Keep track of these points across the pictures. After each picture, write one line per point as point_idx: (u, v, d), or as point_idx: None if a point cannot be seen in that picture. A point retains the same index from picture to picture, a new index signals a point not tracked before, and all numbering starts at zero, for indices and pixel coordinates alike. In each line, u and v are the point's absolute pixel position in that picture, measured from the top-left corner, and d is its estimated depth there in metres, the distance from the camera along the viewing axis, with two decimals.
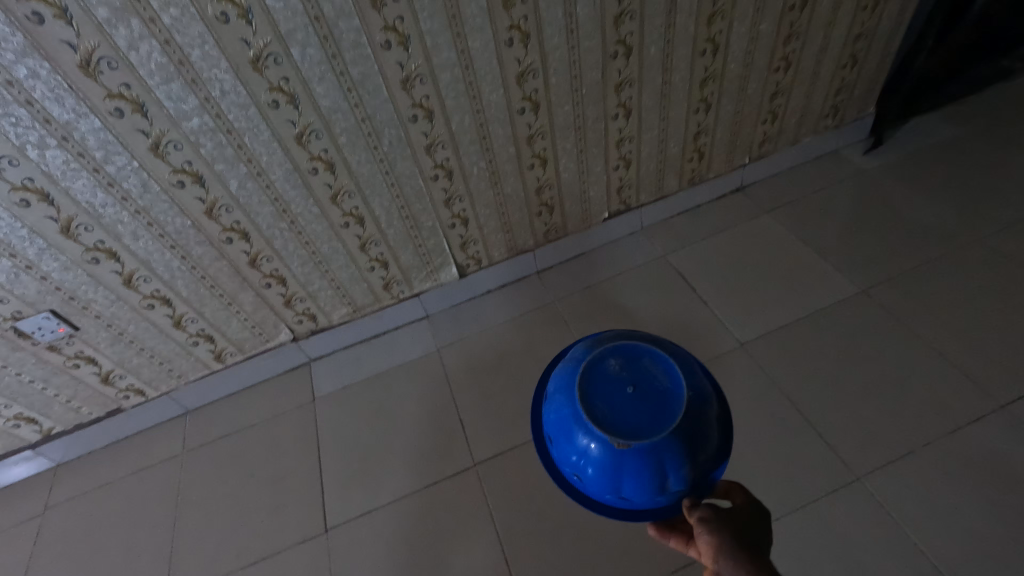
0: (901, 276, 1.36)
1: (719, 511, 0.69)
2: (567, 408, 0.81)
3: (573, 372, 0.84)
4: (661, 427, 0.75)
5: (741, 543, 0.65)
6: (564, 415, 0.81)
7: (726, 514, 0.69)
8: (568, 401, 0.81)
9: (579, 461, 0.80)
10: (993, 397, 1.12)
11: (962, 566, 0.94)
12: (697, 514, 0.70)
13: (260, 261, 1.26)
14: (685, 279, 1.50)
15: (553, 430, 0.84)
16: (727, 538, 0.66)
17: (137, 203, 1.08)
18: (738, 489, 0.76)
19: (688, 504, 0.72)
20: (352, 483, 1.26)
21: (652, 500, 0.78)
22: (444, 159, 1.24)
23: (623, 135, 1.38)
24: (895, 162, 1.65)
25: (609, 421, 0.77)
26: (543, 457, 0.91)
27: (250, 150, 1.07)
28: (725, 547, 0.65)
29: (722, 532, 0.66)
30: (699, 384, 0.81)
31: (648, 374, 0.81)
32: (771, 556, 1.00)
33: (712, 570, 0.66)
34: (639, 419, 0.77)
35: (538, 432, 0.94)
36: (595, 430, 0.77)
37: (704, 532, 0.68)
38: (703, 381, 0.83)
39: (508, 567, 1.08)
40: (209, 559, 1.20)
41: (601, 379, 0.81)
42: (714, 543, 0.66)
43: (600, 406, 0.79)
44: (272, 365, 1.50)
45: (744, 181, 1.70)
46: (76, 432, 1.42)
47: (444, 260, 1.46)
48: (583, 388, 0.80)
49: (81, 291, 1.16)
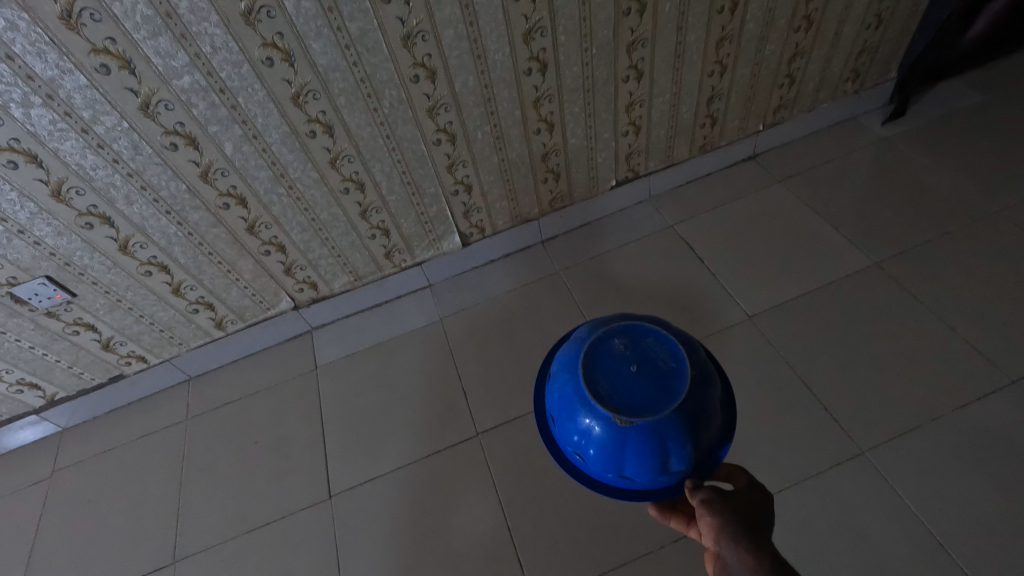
0: (916, 248, 1.33)
1: (721, 492, 0.68)
2: (569, 385, 0.78)
3: (576, 350, 0.80)
4: (666, 406, 0.72)
5: (743, 524, 0.64)
6: (566, 393, 0.78)
7: (728, 495, 0.68)
8: (572, 378, 0.78)
9: (580, 439, 0.77)
10: (1004, 372, 1.10)
11: (964, 539, 0.94)
12: (698, 496, 0.69)
13: (258, 227, 1.23)
14: (693, 250, 1.46)
15: (554, 408, 0.81)
16: (728, 520, 0.64)
17: (129, 165, 1.04)
18: (741, 473, 0.74)
19: (691, 486, 0.70)
20: (356, 451, 1.27)
21: (653, 481, 0.76)
22: (447, 122, 1.19)
23: (634, 99, 1.32)
24: (916, 130, 1.58)
25: (613, 399, 0.74)
26: (543, 436, 0.88)
27: (244, 111, 1.03)
28: (727, 529, 0.64)
29: (724, 514, 0.65)
30: (705, 364, 0.78)
31: (653, 352, 0.78)
32: (771, 534, 1.00)
33: (712, 552, 0.65)
34: (643, 397, 0.74)
35: (539, 410, 0.91)
36: (598, 408, 0.74)
37: (706, 513, 0.67)
38: (708, 361, 0.80)
39: (511, 533, 1.09)
40: (215, 522, 1.22)
41: (606, 356, 0.78)
42: (715, 525, 0.65)
43: (604, 384, 0.76)
44: (273, 333, 1.49)
45: (757, 149, 1.64)
46: (80, 398, 1.42)
47: (447, 228, 1.43)
48: (586, 365, 0.77)
49: (76, 257, 1.14)
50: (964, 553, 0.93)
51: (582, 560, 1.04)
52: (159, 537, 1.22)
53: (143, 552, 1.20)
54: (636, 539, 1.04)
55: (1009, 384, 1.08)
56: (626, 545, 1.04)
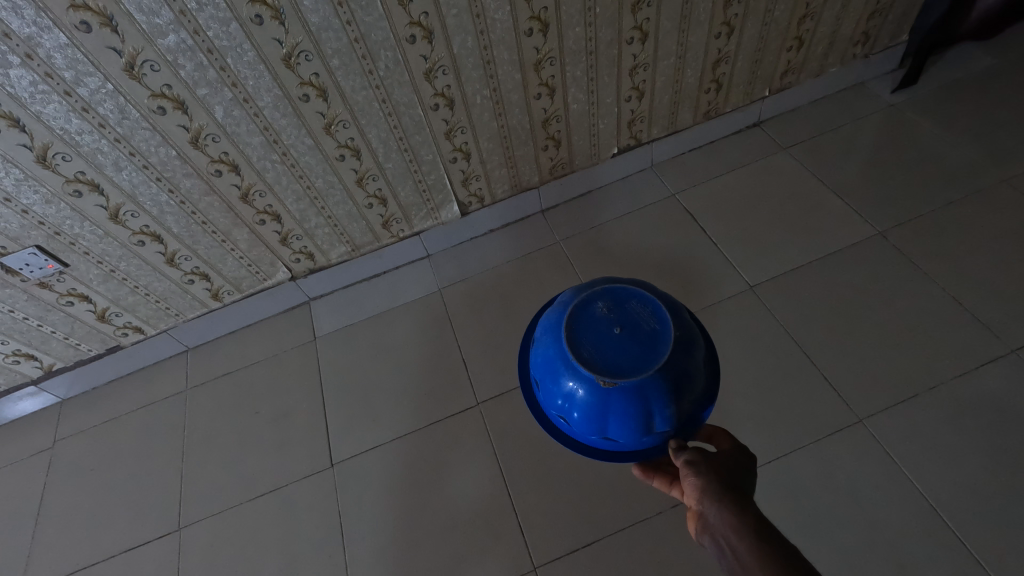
0: (920, 218, 1.31)
1: (706, 453, 0.68)
2: (553, 349, 0.79)
3: (560, 315, 0.81)
4: (647, 367, 0.73)
5: (726, 484, 0.64)
6: (550, 357, 0.80)
7: (712, 457, 0.68)
8: (555, 343, 0.79)
9: (563, 402, 0.79)
10: (1004, 341, 1.10)
11: (957, 504, 0.96)
12: (684, 457, 0.70)
13: (252, 195, 1.20)
14: (695, 220, 1.44)
15: (539, 373, 0.82)
16: (712, 480, 0.65)
17: (115, 130, 1.00)
18: (721, 433, 0.78)
19: (675, 446, 0.71)
20: (357, 420, 1.27)
21: (635, 441, 0.78)
22: (445, 86, 1.15)
23: (637, 62, 1.28)
24: (925, 97, 1.55)
25: (595, 361, 0.75)
26: (529, 401, 0.90)
27: (233, 73, 0.99)
28: (710, 488, 0.64)
29: (708, 475, 0.65)
30: (688, 327, 0.79)
31: (636, 315, 0.78)
32: (754, 497, 1.03)
33: (696, 512, 0.65)
34: (626, 360, 0.75)
35: (524, 377, 0.93)
36: (581, 371, 0.75)
37: (691, 475, 0.67)
38: (691, 324, 0.81)
39: (512, 500, 1.10)
40: (219, 490, 1.23)
41: (589, 320, 0.78)
42: (699, 486, 0.65)
43: (587, 347, 0.76)
44: (270, 304, 1.48)
45: (762, 116, 1.60)
46: (77, 369, 1.41)
47: (446, 197, 1.40)
48: (569, 330, 0.78)
49: (65, 226, 1.11)
50: (956, 517, 0.95)
51: (582, 525, 1.05)
52: (163, 505, 1.23)
53: (149, 520, 1.21)
54: (636, 505, 1.06)
55: (1008, 353, 1.09)
56: (625, 511, 1.05)
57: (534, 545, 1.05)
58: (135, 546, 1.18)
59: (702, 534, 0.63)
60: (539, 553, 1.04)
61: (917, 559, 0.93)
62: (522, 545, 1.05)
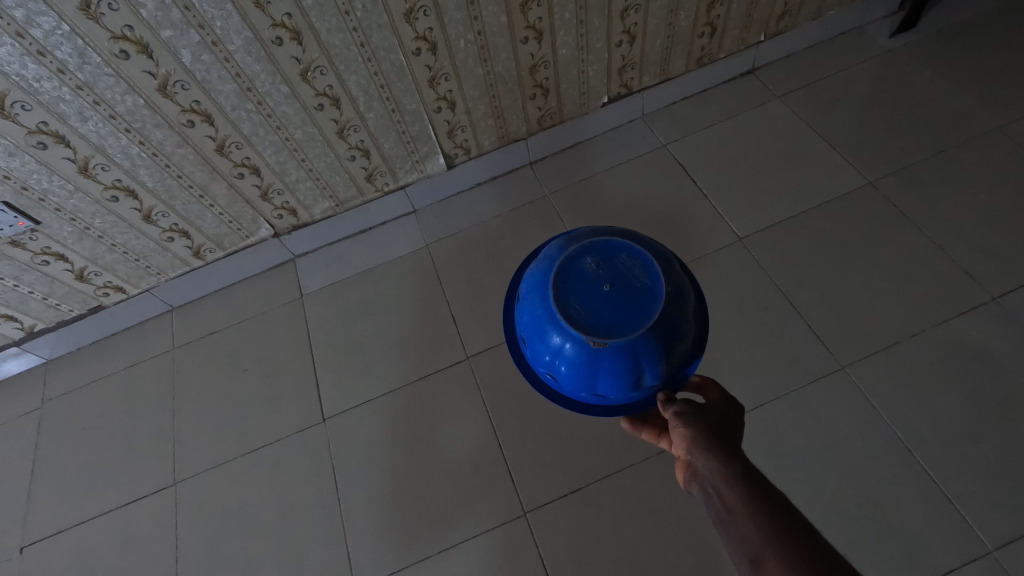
0: (911, 167, 1.30)
1: (694, 405, 0.70)
2: (540, 308, 0.78)
3: (547, 271, 0.80)
4: (637, 324, 0.73)
5: (714, 434, 0.65)
6: (537, 315, 0.79)
7: (700, 408, 0.69)
8: (542, 301, 0.78)
9: (552, 361, 0.79)
10: (987, 290, 1.12)
11: (930, 446, 1.00)
12: (673, 409, 0.71)
13: (228, 147, 1.15)
14: (686, 171, 1.42)
15: (526, 331, 0.82)
16: (701, 430, 0.66)
17: (76, 77, 0.94)
18: (712, 384, 0.77)
19: (663, 399, 0.73)
20: (347, 376, 1.28)
21: (625, 396, 0.79)
22: (426, 29, 1.09)
23: (629, 3, 1.22)
24: (923, 41, 1.50)
25: (584, 319, 0.75)
26: (517, 358, 0.91)
27: (199, 13, 0.93)
28: (698, 438, 0.65)
29: (696, 425, 0.67)
30: (678, 282, 0.79)
31: (626, 271, 0.77)
32: (742, 446, 1.05)
33: (685, 461, 0.67)
34: (616, 317, 0.74)
35: (511, 333, 0.93)
36: (570, 330, 0.75)
37: (680, 426, 0.68)
38: (681, 278, 0.80)
39: (502, 450, 1.13)
40: (212, 446, 1.24)
41: (577, 278, 0.77)
42: (687, 435, 0.66)
43: (576, 306, 0.76)
44: (255, 262, 1.45)
45: (756, 62, 1.55)
46: (60, 329, 1.39)
47: (431, 149, 1.36)
48: (557, 288, 0.77)
49: (33, 180, 1.06)
50: (928, 458, 0.99)
51: (570, 472, 1.09)
52: (156, 461, 1.24)
53: (143, 475, 1.23)
54: (622, 452, 1.09)
55: (990, 302, 1.10)
56: (612, 458, 1.08)
57: (524, 491, 1.08)
58: (132, 500, 1.20)
59: (691, 482, 0.65)
60: (529, 499, 1.07)
61: (890, 497, 0.97)
62: (513, 492, 1.08)
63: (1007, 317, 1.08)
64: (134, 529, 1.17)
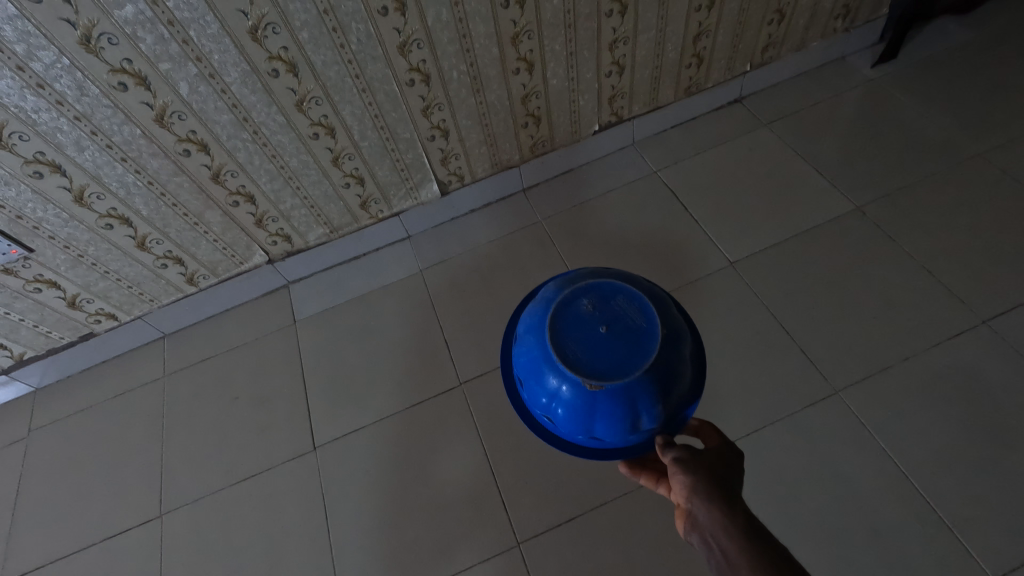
0: (897, 192, 1.32)
1: (694, 451, 0.68)
2: (537, 349, 0.79)
3: (543, 312, 0.81)
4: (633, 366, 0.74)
5: (716, 483, 0.64)
6: (534, 356, 0.79)
7: (701, 454, 0.68)
8: (539, 342, 0.79)
9: (549, 403, 0.79)
10: (976, 312, 1.13)
11: (927, 471, 0.99)
12: (672, 454, 0.70)
13: (224, 176, 1.17)
14: (677, 197, 1.44)
15: (523, 371, 0.82)
16: (702, 479, 0.64)
17: (75, 108, 0.96)
18: (710, 428, 0.75)
19: (662, 444, 0.71)
20: (338, 404, 1.26)
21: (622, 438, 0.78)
22: (420, 61, 1.12)
23: (617, 36, 1.26)
24: (904, 71, 1.55)
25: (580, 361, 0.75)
26: (513, 398, 0.90)
27: (197, 47, 0.95)
28: (700, 487, 0.63)
29: (697, 473, 0.65)
30: (674, 323, 0.79)
31: (622, 312, 0.78)
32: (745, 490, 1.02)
33: (684, 510, 0.65)
34: (612, 360, 0.75)
35: (508, 373, 0.93)
36: (566, 372, 0.75)
37: (680, 473, 0.67)
38: (678, 319, 0.81)
39: (495, 478, 1.11)
40: (200, 476, 1.22)
41: (574, 320, 0.78)
42: (688, 484, 0.64)
43: (572, 348, 0.76)
44: (248, 288, 1.45)
45: (743, 91, 1.59)
46: (50, 357, 1.38)
47: (425, 176, 1.38)
48: (554, 330, 0.77)
49: (28, 209, 1.07)
50: (925, 483, 0.98)
51: (564, 500, 1.07)
52: (142, 493, 1.22)
53: (129, 507, 1.20)
54: (617, 480, 1.07)
55: (980, 324, 1.11)
56: (607, 485, 1.07)
57: (517, 521, 1.06)
58: (116, 533, 1.17)
59: (691, 534, 0.63)
60: (523, 530, 1.05)
61: (888, 524, 0.96)
62: (506, 521, 1.07)
63: (997, 340, 1.09)
64: (117, 563, 1.14)
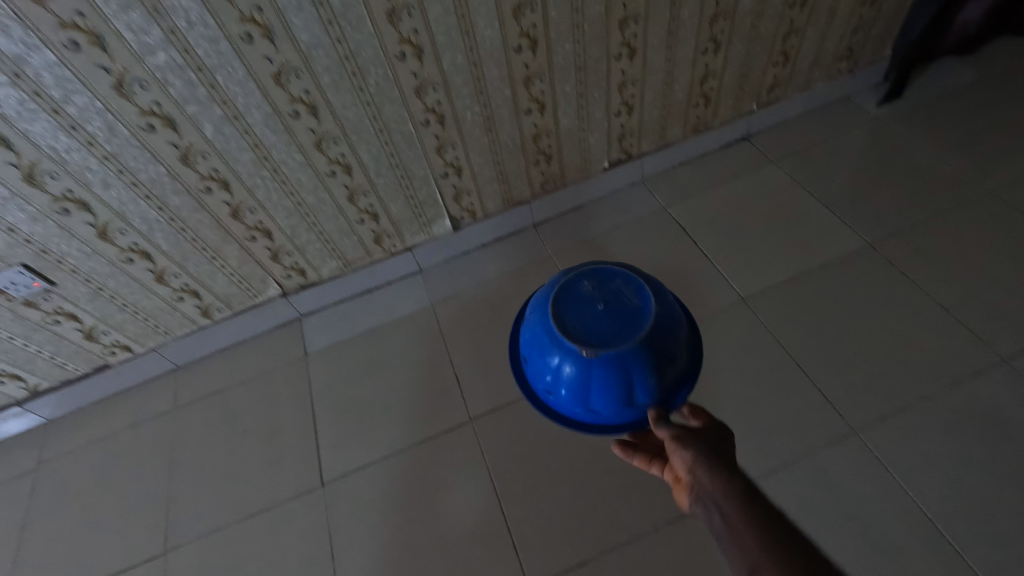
0: (909, 228, 1.32)
1: (690, 428, 0.73)
2: (542, 325, 0.91)
3: (549, 294, 0.93)
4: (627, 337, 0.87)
5: (713, 452, 0.68)
6: (538, 332, 0.92)
7: (697, 431, 0.72)
8: (543, 318, 0.92)
9: (556, 370, 0.90)
10: (995, 350, 1.11)
11: (954, 516, 0.95)
12: (669, 432, 0.74)
13: (243, 212, 1.20)
14: (686, 232, 1.45)
15: (527, 348, 0.95)
16: (700, 449, 0.68)
17: (104, 148, 1.00)
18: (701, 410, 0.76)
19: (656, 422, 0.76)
20: (347, 439, 1.25)
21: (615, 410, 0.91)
22: (435, 102, 1.16)
23: (626, 78, 1.29)
24: (909, 110, 1.57)
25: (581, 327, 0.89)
26: (518, 375, 1.03)
27: (224, 90, 0.99)
28: (699, 455, 0.67)
29: (695, 444, 0.69)
30: (666, 308, 0.91)
31: (618, 293, 0.91)
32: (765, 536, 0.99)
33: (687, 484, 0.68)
34: (605, 332, 0.88)
35: (514, 354, 1.07)
36: (567, 343, 0.87)
37: (679, 447, 0.71)
38: (671, 306, 0.92)
39: (505, 518, 1.09)
40: (206, 513, 1.20)
41: (575, 298, 0.91)
42: (687, 455, 0.68)
43: (572, 323, 0.89)
44: (261, 320, 1.46)
45: (751, 129, 1.62)
46: (64, 388, 1.39)
47: (437, 212, 1.40)
48: (556, 306, 0.91)
49: (53, 244, 1.10)
50: (952, 529, 0.94)
51: (577, 542, 1.04)
52: (148, 529, 1.20)
53: (134, 543, 1.18)
54: (630, 522, 1.04)
55: (1000, 363, 1.09)
56: (620, 527, 1.04)
57: (528, 563, 1.03)
58: (119, 570, 1.15)
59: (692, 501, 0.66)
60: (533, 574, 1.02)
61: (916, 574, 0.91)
62: (516, 564, 1.03)
63: (1019, 379, 1.06)
64: None
